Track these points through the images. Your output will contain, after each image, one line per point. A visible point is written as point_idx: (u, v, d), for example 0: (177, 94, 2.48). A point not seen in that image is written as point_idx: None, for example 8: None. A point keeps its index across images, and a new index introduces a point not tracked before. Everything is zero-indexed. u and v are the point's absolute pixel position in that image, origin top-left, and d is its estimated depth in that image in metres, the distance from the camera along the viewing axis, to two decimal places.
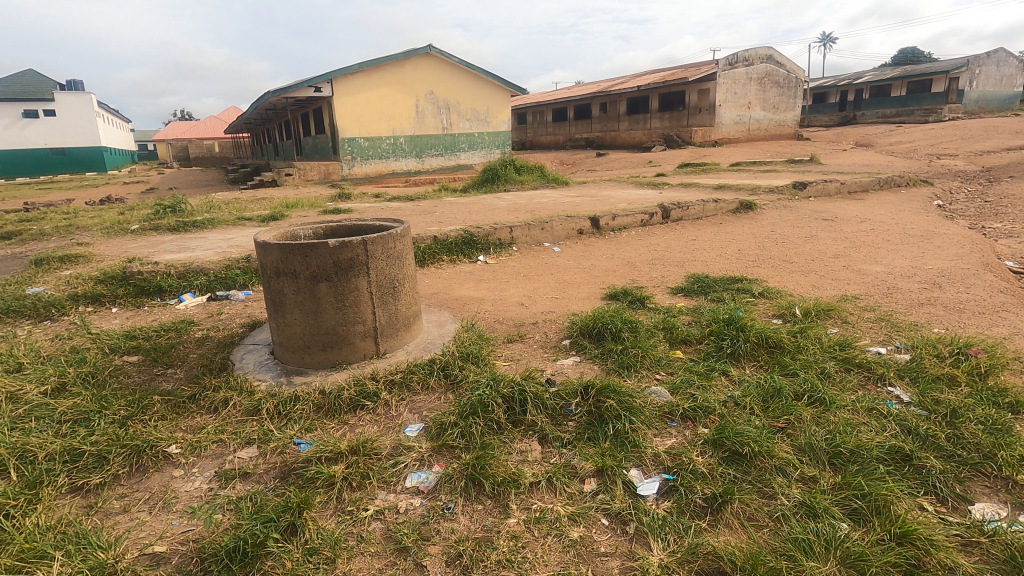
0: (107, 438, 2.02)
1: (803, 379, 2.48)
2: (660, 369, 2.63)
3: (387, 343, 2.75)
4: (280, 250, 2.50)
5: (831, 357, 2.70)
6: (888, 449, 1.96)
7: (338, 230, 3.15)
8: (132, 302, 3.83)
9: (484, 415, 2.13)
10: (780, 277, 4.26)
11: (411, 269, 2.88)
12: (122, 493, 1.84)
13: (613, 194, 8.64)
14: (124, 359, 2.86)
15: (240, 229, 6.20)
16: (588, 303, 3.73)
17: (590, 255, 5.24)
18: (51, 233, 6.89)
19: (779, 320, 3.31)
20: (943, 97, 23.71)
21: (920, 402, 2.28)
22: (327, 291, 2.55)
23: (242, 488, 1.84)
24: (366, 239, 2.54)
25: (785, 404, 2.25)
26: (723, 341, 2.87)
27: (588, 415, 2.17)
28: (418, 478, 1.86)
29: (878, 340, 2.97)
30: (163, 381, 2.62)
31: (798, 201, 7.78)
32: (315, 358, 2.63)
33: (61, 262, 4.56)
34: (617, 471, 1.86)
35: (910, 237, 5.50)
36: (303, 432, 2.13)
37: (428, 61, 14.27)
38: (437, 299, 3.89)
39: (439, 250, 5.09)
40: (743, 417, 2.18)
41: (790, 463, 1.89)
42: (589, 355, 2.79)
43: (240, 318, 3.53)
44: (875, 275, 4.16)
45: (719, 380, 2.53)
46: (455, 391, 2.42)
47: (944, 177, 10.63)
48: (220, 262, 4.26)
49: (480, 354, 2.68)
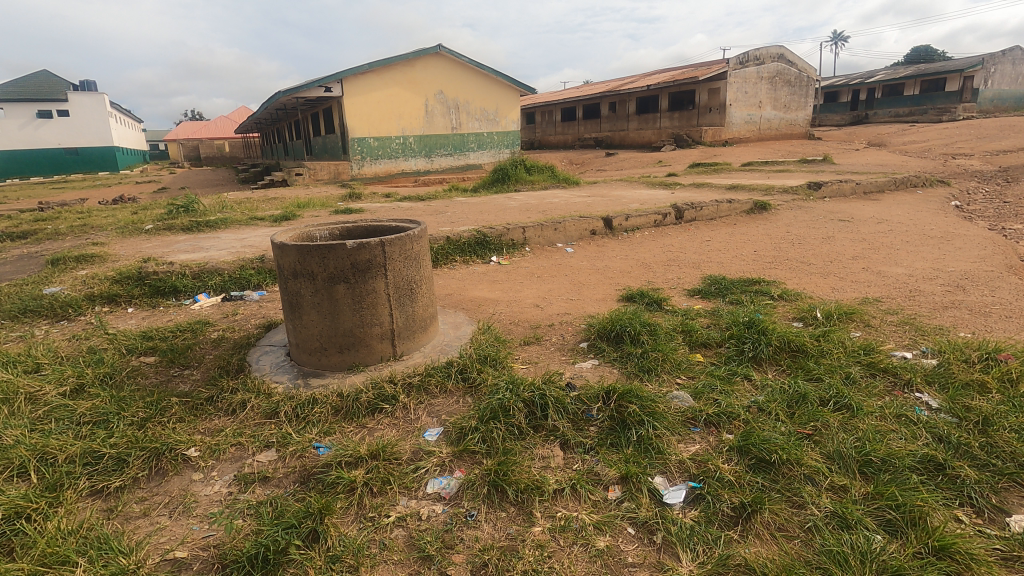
0: (127, 440, 2.01)
1: (829, 385, 2.43)
2: (680, 373, 2.59)
3: (404, 345, 2.73)
4: (297, 251, 2.49)
5: (856, 363, 2.66)
6: (920, 457, 1.91)
7: (355, 231, 3.14)
8: (148, 303, 3.84)
9: (504, 420, 2.09)
10: (798, 279, 4.19)
11: (428, 271, 2.85)
12: (142, 496, 1.83)
13: (624, 194, 8.56)
14: (141, 360, 2.87)
15: (253, 228, 6.24)
16: (604, 305, 3.69)
17: (603, 256, 5.20)
18: (66, 233, 6.94)
19: (800, 323, 3.25)
20: (958, 95, 23.35)
21: (949, 408, 2.24)
22: (345, 292, 2.53)
23: (261, 492, 1.82)
24: (384, 240, 2.52)
25: (811, 411, 2.21)
26: (744, 344, 2.83)
27: (611, 420, 2.13)
28: (439, 484, 1.83)
29: (903, 344, 2.92)
30: (180, 383, 2.61)
31: (813, 201, 7.70)
32: (332, 360, 2.61)
33: (77, 261, 4.58)
34: (643, 479, 1.82)
35: (930, 238, 5.41)
36: (322, 435, 2.11)
37: (438, 61, 14.27)
38: (452, 300, 3.87)
39: (451, 251, 5.06)
40: (769, 423, 2.14)
41: (820, 472, 1.85)
42: (609, 358, 2.75)
43: (255, 319, 3.53)
44: (897, 277, 4.08)
45: (742, 384, 2.49)
46: (474, 394, 2.39)
47: (961, 177, 10.46)
48: (235, 262, 4.27)
49: (498, 356, 2.66)
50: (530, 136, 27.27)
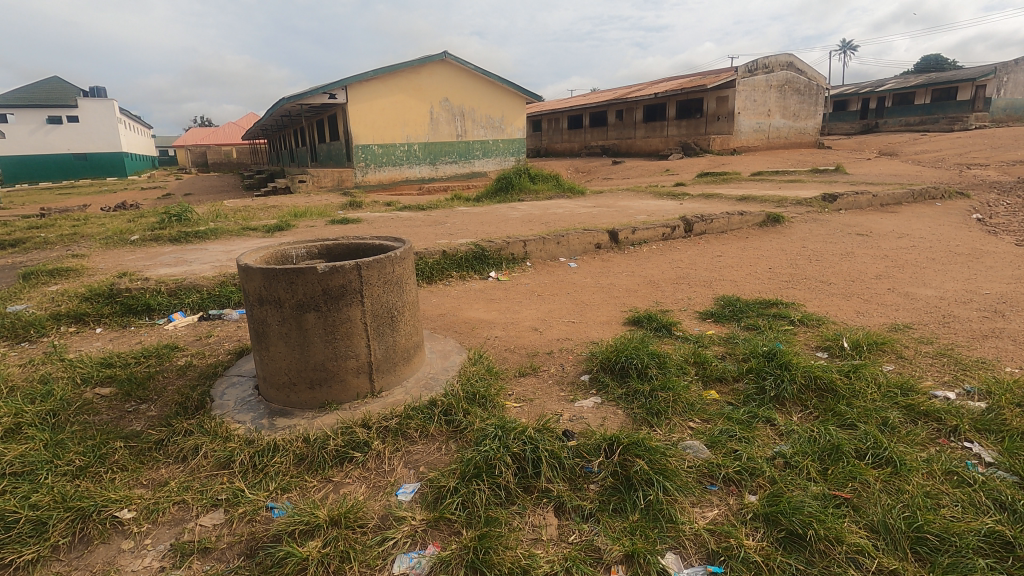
0: (50, 498, 1.74)
1: (864, 433, 2.12)
2: (694, 415, 2.29)
3: (384, 380, 2.44)
4: (262, 275, 2.22)
5: (893, 405, 2.35)
6: (986, 533, 1.60)
7: (335, 250, 2.86)
8: (118, 323, 3.58)
9: (489, 480, 1.79)
10: (818, 300, 3.89)
11: (412, 296, 2.57)
12: (58, 572, 1.55)
13: (630, 205, 8.28)
14: (95, 392, 2.60)
15: (244, 239, 5.99)
16: (609, 329, 3.39)
17: (608, 272, 4.91)
18: (54, 243, 6.72)
19: (824, 354, 2.94)
20: (969, 104, 22.95)
21: (1008, 465, 1.93)
22: (315, 322, 2.25)
23: (198, 569, 1.54)
24: (360, 262, 2.25)
25: (849, 468, 1.90)
26: (765, 381, 2.53)
27: (613, 478, 1.83)
28: (407, 563, 1.53)
29: (944, 382, 2.59)
30: (133, 421, 2.34)
31: (829, 213, 7.38)
32: (302, 396, 2.33)
33: (50, 275, 4.34)
34: (651, 559, 1.52)
35: (957, 255, 5.07)
36: (279, 492, 1.84)
37: (443, 68, 14.06)
38: (444, 322, 3.60)
39: (448, 265, 4.78)
40: (799, 483, 1.83)
41: (865, 551, 1.55)
42: (613, 396, 2.46)
43: (229, 342, 3.26)
44: (927, 300, 3.77)
45: (764, 431, 2.19)
46: (458, 441, 2.10)
47: (979, 188, 10.10)
48: (216, 278, 4.00)
49: (489, 393, 2.37)
50: (536, 143, 27.04)
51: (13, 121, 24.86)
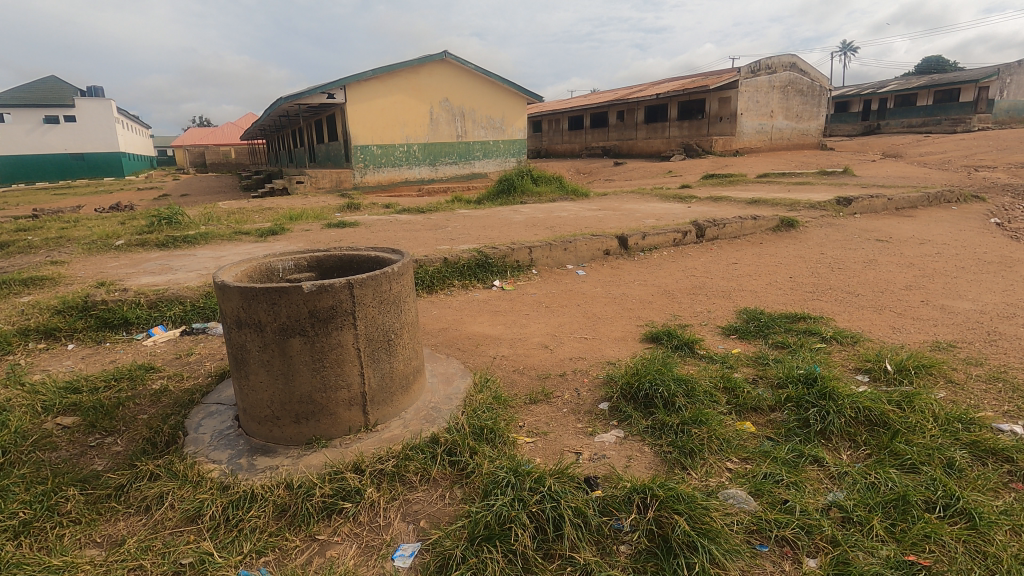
0: None
1: (930, 478, 1.84)
2: (732, 454, 2.01)
3: (379, 412, 2.17)
4: (240, 295, 1.94)
5: (955, 441, 2.06)
6: None
7: (326, 262, 2.58)
8: (92, 338, 3.30)
9: (502, 544, 1.51)
10: (848, 314, 3.62)
11: (411, 316, 2.29)
12: None
13: (637, 208, 8.01)
14: (56, 422, 2.32)
15: (234, 244, 5.71)
16: (625, 347, 3.12)
17: (619, 281, 4.64)
18: (36, 248, 6.41)
19: (865, 378, 2.66)
20: (973, 105, 22.70)
21: None
22: (301, 348, 1.97)
23: None
24: (352, 281, 1.97)
25: (923, 525, 1.62)
26: (808, 412, 2.25)
27: (648, 540, 1.56)
28: None
29: (1005, 412, 2.31)
30: (94, 459, 2.06)
31: (844, 217, 7.10)
32: (287, 431, 2.05)
33: (24, 284, 4.06)
34: None
35: (987, 264, 4.80)
36: (254, 556, 1.56)
37: (443, 68, 13.78)
38: (446, 338, 3.32)
39: (449, 274, 4.51)
40: (866, 547, 1.55)
41: None
42: (637, 430, 2.18)
43: (211, 361, 2.98)
44: (966, 315, 3.50)
45: (814, 473, 1.92)
46: (463, 487, 1.83)
47: (991, 191, 9.84)
48: (200, 288, 3.73)
49: (498, 427, 2.09)
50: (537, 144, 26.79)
51: (10, 121, 24.53)
